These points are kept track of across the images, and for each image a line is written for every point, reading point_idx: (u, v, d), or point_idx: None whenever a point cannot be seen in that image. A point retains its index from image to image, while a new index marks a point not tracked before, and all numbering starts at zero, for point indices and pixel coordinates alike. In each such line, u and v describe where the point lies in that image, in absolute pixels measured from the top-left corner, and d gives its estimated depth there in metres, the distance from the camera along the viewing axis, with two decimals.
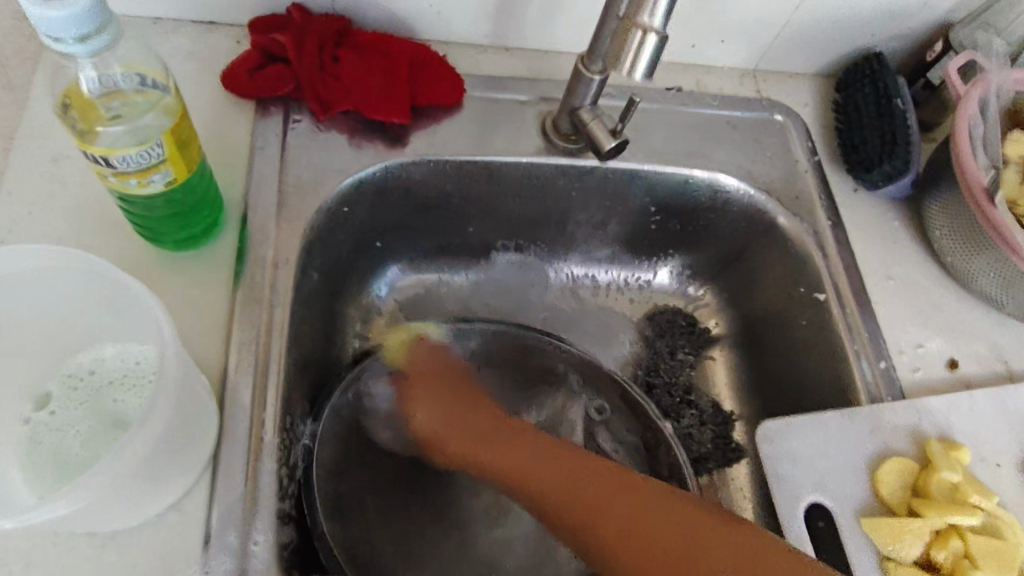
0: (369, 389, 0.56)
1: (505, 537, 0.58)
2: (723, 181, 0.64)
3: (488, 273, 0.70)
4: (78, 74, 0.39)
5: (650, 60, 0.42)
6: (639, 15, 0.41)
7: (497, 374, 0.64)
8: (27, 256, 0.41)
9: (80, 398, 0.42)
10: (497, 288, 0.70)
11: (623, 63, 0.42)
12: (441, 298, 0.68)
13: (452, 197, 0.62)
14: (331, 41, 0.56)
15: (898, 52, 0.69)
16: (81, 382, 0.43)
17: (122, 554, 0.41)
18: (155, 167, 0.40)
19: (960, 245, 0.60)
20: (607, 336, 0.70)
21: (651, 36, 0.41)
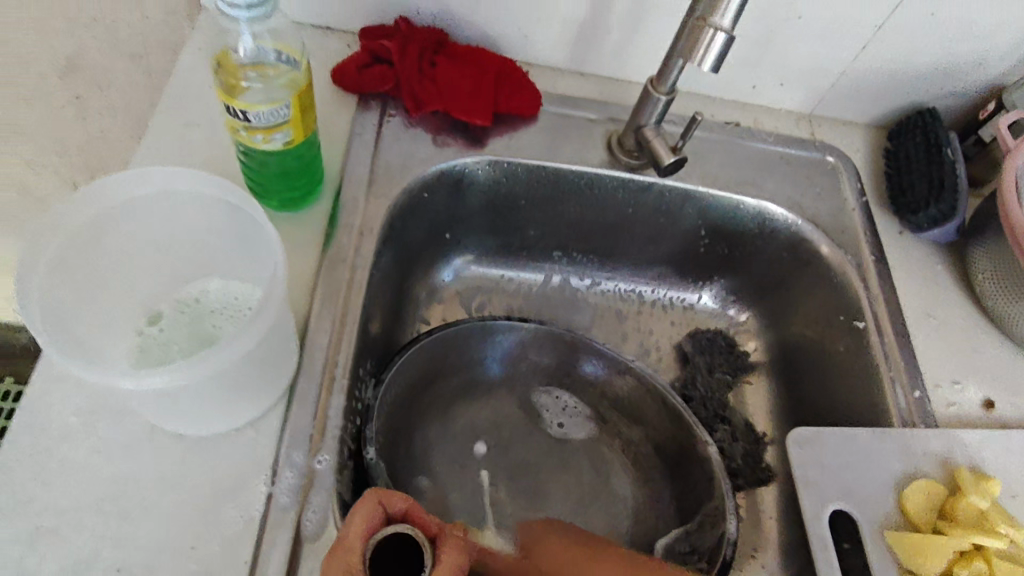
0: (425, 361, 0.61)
1: (537, 516, 0.61)
2: (771, 209, 0.68)
3: (543, 274, 0.75)
4: (237, 44, 0.49)
5: (718, 55, 0.45)
6: (712, 17, 0.44)
7: (542, 368, 0.68)
8: (171, 182, 0.47)
9: (185, 320, 0.48)
10: (550, 291, 0.75)
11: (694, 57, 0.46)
12: (497, 293, 0.73)
13: (520, 199, 0.68)
14: (430, 50, 0.64)
15: (952, 109, 0.73)
16: (187, 308, 0.49)
17: (204, 457, 0.46)
18: (279, 127, 0.48)
19: (1002, 290, 0.62)
20: (648, 348, 0.73)
21: (719, 34, 0.44)
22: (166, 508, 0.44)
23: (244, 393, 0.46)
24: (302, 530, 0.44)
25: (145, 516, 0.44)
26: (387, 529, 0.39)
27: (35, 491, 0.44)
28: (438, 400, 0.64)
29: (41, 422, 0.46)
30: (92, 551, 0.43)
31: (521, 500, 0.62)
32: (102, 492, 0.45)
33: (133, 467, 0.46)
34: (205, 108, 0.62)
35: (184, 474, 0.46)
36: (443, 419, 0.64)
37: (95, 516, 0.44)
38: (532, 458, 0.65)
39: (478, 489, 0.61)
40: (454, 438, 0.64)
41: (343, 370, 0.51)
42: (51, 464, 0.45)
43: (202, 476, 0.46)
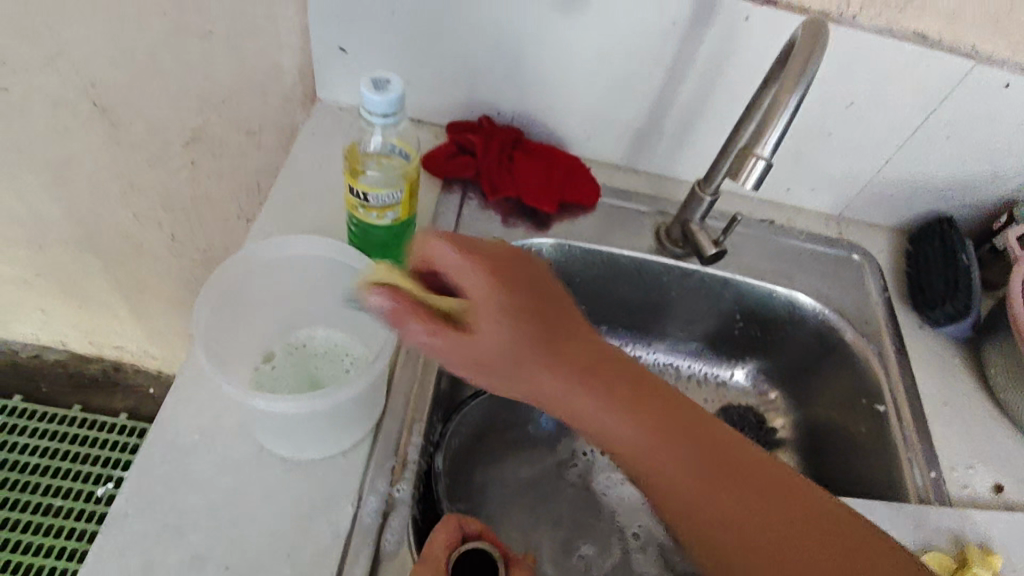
0: (486, 409, 0.71)
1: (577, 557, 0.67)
2: (801, 299, 0.76)
3: None
4: (366, 141, 0.60)
5: (759, 177, 0.51)
6: (756, 147, 0.50)
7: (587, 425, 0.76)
8: (312, 248, 0.58)
9: (294, 358, 0.58)
10: None
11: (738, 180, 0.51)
12: None
13: (577, 276, 0.77)
14: (509, 146, 0.75)
15: (970, 218, 0.81)
16: (296, 349, 0.59)
17: (301, 477, 0.55)
18: (392, 206, 0.59)
19: (1014, 385, 0.68)
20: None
21: (762, 162, 0.49)
22: (268, 519, 0.53)
23: (343, 425, 0.54)
24: (383, 548, 0.52)
25: (251, 524, 0.52)
26: (463, 547, 0.48)
27: (164, 495, 0.53)
28: (491, 451, 0.72)
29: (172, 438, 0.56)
30: (207, 549, 0.51)
31: (563, 546, 0.67)
32: (217, 501, 0.53)
33: (243, 482, 0.54)
34: (316, 184, 0.74)
35: (287, 491, 0.54)
36: (497, 464, 0.72)
37: (211, 520, 0.52)
38: (576, 507, 0.70)
39: (524, 532, 0.68)
40: (504, 482, 0.71)
41: (421, 413, 0.59)
42: (178, 474, 0.54)
43: (300, 494, 0.54)
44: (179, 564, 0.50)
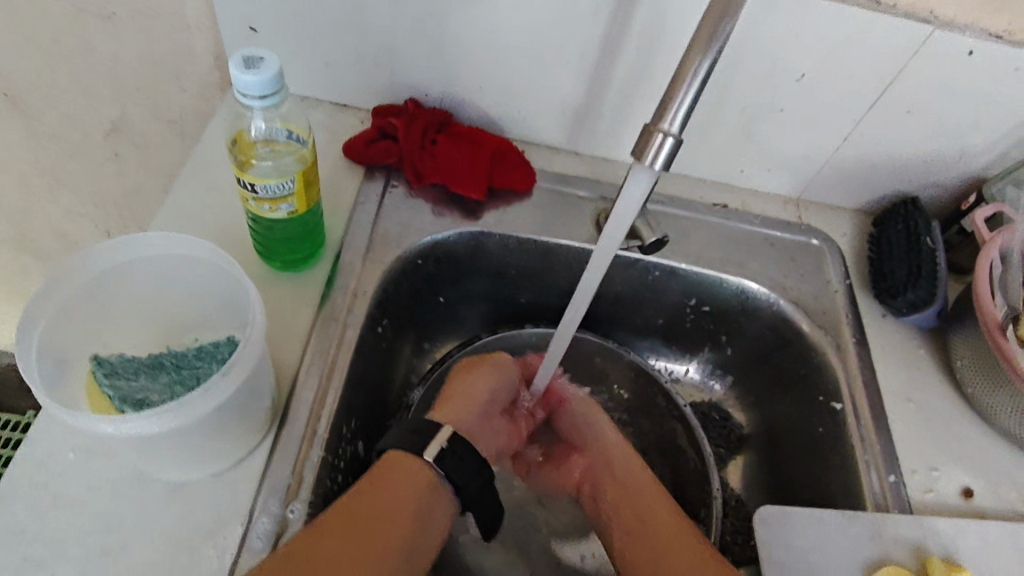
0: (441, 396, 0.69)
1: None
2: (752, 288, 0.70)
3: None
4: (250, 124, 0.54)
5: (668, 157, 0.47)
6: (659, 122, 0.46)
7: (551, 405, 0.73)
8: (170, 243, 0.50)
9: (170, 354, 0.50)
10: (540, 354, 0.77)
11: (643, 160, 0.47)
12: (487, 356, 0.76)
13: (516, 268, 0.72)
14: (434, 129, 0.69)
15: (937, 198, 0.75)
16: (178, 346, 0.52)
17: (186, 498, 0.50)
18: (285, 198, 0.52)
19: (982, 378, 0.63)
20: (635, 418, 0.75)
21: (668, 139, 0.46)
22: (144, 547, 0.47)
23: (229, 440, 0.49)
24: None
25: (124, 554, 0.47)
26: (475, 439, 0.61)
27: (28, 522, 0.48)
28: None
29: (41, 456, 0.50)
30: None
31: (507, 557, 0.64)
32: (88, 527, 0.48)
33: (119, 505, 0.49)
34: (224, 173, 0.68)
35: (166, 515, 0.49)
36: None
37: (79, 549, 0.47)
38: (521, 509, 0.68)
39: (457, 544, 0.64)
40: None
41: (324, 424, 0.54)
42: (45, 498, 0.49)
43: (181, 518, 0.49)
44: None
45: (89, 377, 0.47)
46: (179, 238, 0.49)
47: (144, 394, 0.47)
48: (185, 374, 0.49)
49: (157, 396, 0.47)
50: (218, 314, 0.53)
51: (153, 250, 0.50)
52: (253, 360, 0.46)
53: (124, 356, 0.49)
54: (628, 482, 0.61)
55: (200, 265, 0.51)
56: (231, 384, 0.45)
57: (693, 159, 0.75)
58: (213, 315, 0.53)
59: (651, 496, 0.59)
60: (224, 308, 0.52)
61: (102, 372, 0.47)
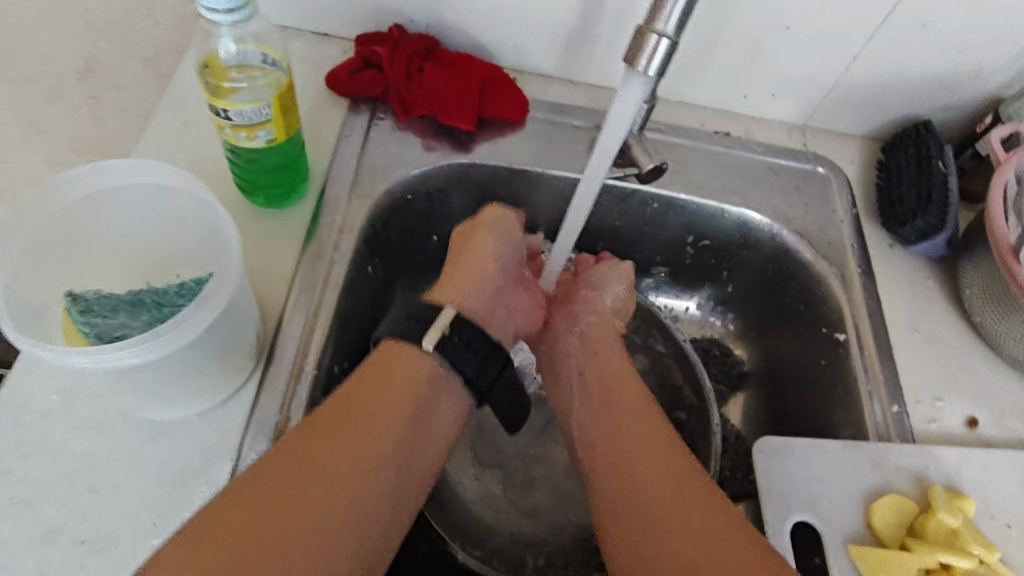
0: None
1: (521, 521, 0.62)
2: (754, 218, 0.68)
3: None
4: (220, 46, 0.51)
5: (661, 63, 0.44)
6: (653, 22, 0.43)
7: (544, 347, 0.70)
8: (144, 172, 0.48)
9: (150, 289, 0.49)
10: None
11: (636, 64, 0.44)
12: None
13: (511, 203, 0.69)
14: (420, 55, 0.65)
15: (951, 122, 0.72)
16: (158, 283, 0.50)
17: (174, 437, 0.49)
18: (262, 124, 0.50)
19: (991, 306, 0.61)
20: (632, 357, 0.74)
21: (663, 40, 0.42)
22: (133, 486, 0.47)
23: (214, 376, 0.48)
24: None
25: (113, 492, 0.46)
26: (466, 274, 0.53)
27: (14, 463, 0.47)
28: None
29: (24, 398, 0.49)
30: (62, 522, 0.45)
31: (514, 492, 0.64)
32: (75, 467, 0.47)
33: (106, 445, 0.48)
34: (200, 107, 0.65)
35: (154, 453, 0.48)
36: None
37: (67, 489, 0.46)
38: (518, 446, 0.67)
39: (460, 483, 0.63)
40: None
41: (312, 361, 0.53)
42: (30, 439, 0.48)
43: (169, 456, 0.48)
44: (27, 538, 0.45)
45: (65, 315, 0.46)
46: (141, 164, 0.47)
47: (123, 331, 0.45)
48: (165, 310, 0.47)
49: (135, 332, 0.45)
50: (197, 248, 0.51)
51: (120, 181, 0.48)
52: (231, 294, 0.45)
53: (102, 293, 0.48)
54: (625, 410, 0.51)
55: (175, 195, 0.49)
56: (207, 316, 0.43)
57: (694, 85, 0.71)
58: (192, 251, 0.51)
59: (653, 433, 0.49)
60: (201, 241, 0.50)
61: (77, 311, 0.46)
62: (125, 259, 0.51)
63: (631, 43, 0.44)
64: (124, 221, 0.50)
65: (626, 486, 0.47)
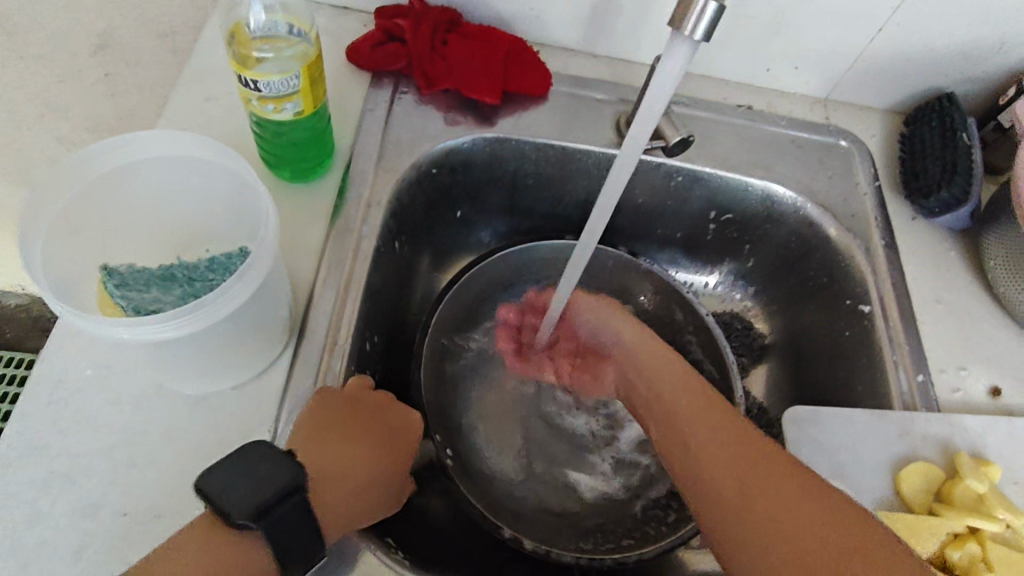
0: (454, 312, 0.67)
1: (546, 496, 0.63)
2: (778, 192, 0.68)
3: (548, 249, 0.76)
4: (248, 16, 0.51)
5: (709, 26, 0.41)
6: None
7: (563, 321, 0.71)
8: (172, 147, 0.47)
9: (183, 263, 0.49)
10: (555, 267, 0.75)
11: (681, 29, 0.41)
12: None
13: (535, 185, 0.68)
14: (442, 28, 0.65)
15: (974, 94, 0.72)
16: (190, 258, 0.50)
17: (211, 410, 0.49)
18: (289, 96, 0.50)
19: (1015, 278, 0.61)
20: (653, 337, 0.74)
21: (711, 1, 0.39)
22: (174, 458, 0.47)
23: (250, 349, 0.48)
24: None
25: (154, 466, 0.47)
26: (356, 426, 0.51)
27: (53, 438, 0.47)
28: (445, 356, 0.66)
29: (61, 374, 0.50)
30: (104, 494, 0.46)
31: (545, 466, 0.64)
32: (114, 441, 0.48)
33: (144, 419, 0.49)
34: (223, 82, 0.65)
35: (192, 426, 0.48)
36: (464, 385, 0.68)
37: (107, 462, 0.47)
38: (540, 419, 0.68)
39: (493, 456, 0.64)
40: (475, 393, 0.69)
41: (345, 334, 0.53)
42: (69, 414, 0.48)
43: (207, 430, 0.48)
44: (71, 511, 0.45)
45: (100, 290, 0.46)
46: (168, 136, 0.47)
47: (157, 305, 0.45)
48: (199, 284, 0.47)
49: (170, 306, 0.45)
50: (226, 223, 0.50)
51: (147, 154, 0.48)
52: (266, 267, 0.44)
53: (135, 268, 0.48)
54: (696, 426, 0.49)
55: (204, 170, 0.48)
56: (244, 289, 0.43)
57: (718, 58, 0.71)
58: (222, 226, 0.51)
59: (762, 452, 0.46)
60: (230, 215, 0.50)
61: (112, 284, 0.46)
62: (154, 233, 0.51)
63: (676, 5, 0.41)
64: (152, 195, 0.50)
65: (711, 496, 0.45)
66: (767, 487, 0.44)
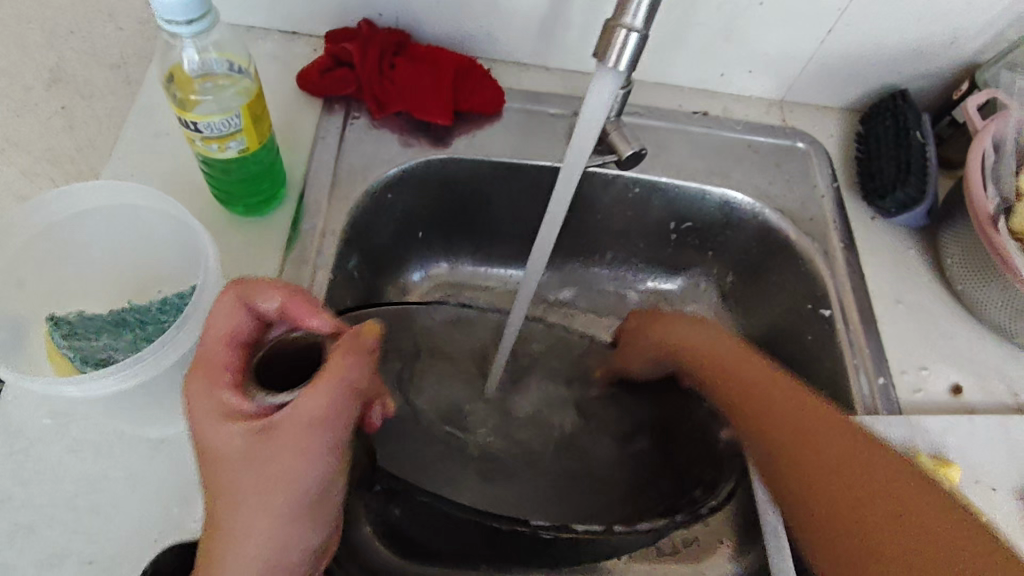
0: None
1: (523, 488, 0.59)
2: (736, 198, 0.68)
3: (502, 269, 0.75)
4: (184, 55, 0.49)
5: (633, 55, 0.43)
6: (621, 16, 0.42)
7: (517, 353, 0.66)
8: (116, 193, 0.47)
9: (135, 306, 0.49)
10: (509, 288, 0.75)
11: (606, 60, 0.43)
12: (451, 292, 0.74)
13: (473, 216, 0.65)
14: (391, 51, 0.64)
15: (928, 90, 0.72)
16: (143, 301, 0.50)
17: (168, 454, 0.49)
18: (233, 135, 0.49)
19: (972, 275, 0.62)
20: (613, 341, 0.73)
21: (632, 34, 0.42)
22: (132, 504, 0.47)
23: None
24: None
25: (115, 513, 0.47)
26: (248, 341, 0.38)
27: (11, 490, 0.47)
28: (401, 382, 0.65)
29: (17, 425, 0.49)
30: (64, 545, 0.45)
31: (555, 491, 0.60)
32: (73, 491, 0.47)
33: (102, 466, 0.48)
34: (174, 116, 0.64)
35: (150, 471, 0.48)
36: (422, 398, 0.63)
37: (68, 512, 0.47)
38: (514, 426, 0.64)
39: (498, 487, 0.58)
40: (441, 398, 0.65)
41: None
42: (26, 464, 0.48)
43: (165, 474, 0.48)
44: (30, 565, 0.45)
45: (50, 340, 0.46)
46: (114, 184, 0.46)
47: (108, 353, 0.45)
48: (150, 329, 0.47)
49: (121, 354, 0.45)
50: (177, 264, 0.50)
51: (91, 201, 0.47)
52: (213, 311, 0.44)
53: (86, 315, 0.47)
54: (774, 408, 0.52)
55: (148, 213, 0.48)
56: (194, 335, 0.43)
57: (672, 66, 0.71)
58: (173, 266, 0.50)
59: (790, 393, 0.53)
60: (179, 256, 0.50)
61: (61, 335, 0.45)
62: (107, 277, 0.51)
63: (600, 35, 0.43)
64: (102, 240, 0.49)
65: (786, 437, 0.50)
66: (824, 445, 0.48)
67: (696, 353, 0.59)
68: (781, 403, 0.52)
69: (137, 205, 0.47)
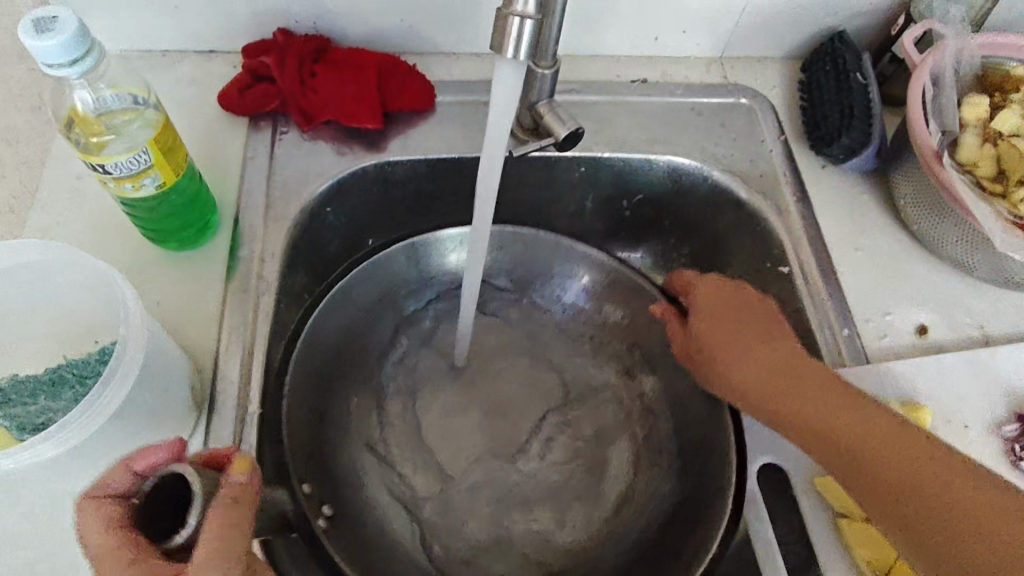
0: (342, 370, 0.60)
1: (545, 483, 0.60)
2: (682, 163, 0.66)
3: None
4: (75, 96, 0.47)
5: (529, 43, 0.41)
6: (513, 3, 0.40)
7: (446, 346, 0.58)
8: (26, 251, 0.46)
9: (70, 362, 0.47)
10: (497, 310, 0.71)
11: (504, 51, 0.42)
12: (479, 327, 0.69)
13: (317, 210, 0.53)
14: (311, 59, 0.62)
15: (867, 29, 0.70)
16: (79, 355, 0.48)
17: None
18: (145, 171, 0.47)
19: (927, 213, 0.61)
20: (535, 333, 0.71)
21: (526, 21, 0.40)
22: None
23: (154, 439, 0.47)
24: None
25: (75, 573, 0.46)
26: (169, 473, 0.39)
27: None
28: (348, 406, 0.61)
29: None
30: None
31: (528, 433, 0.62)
32: (30, 557, 0.46)
33: (59, 528, 0.47)
34: None
35: None
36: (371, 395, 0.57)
37: None
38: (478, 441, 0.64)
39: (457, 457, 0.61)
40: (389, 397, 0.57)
41: (255, 401, 0.51)
42: None
43: None
44: None
45: None
46: (3, 248, 0.45)
47: (45, 416, 0.44)
48: (87, 383, 0.45)
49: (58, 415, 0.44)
50: (106, 313, 0.48)
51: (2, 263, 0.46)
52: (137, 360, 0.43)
53: (19, 378, 0.46)
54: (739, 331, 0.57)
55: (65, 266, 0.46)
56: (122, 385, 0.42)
57: (603, 36, 0.69)
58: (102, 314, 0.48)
59: (854, 404, 0.48)
60: (103, 305, 0.48)
61: None
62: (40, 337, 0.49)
63: (495, 26, 0.42)
64: (23, 301, 0.47)
65: (845, 451, 0.47)
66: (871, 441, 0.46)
67: (705, 313, 0.59)
68: (724, 312, 0.58)
69: (48, 262, 0.46)
